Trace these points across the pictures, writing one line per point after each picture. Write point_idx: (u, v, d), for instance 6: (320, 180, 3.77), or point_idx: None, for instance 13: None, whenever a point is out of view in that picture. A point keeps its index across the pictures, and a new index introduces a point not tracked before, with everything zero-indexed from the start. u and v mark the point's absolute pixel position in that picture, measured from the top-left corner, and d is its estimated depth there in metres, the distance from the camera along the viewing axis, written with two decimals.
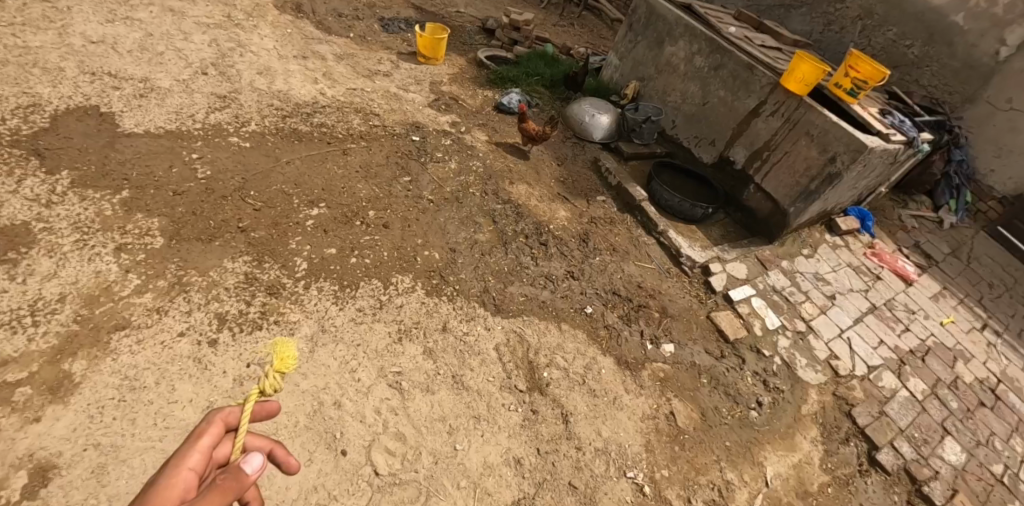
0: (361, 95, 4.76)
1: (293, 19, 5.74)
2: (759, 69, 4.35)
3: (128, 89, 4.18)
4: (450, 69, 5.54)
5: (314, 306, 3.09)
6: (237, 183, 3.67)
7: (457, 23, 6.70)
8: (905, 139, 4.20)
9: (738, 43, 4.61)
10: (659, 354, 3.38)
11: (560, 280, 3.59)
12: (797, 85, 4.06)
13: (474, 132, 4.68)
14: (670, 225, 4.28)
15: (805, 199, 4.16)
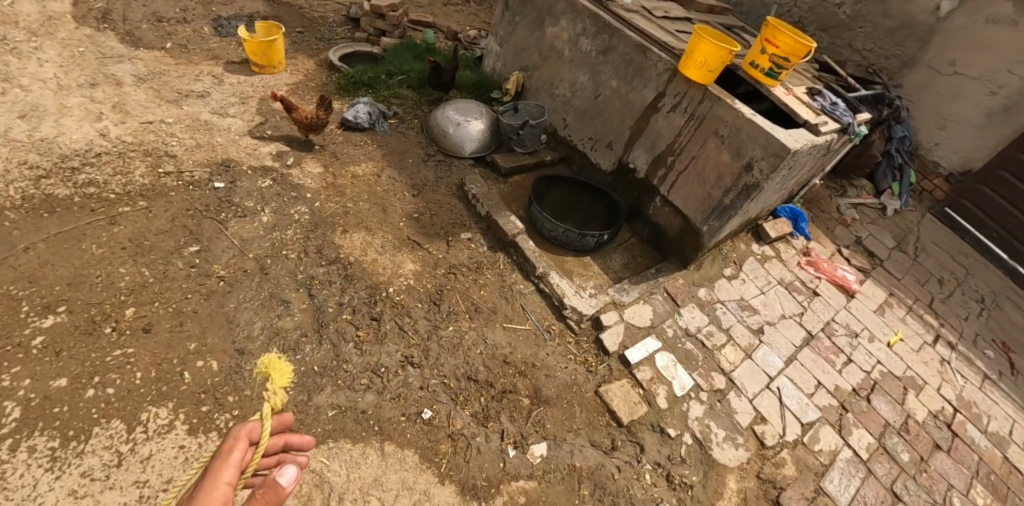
0: (157, 130, 3.72)
1: (90, 29, 4.54)
2: (653, 51, 3.51)
3: None
4: (292, 77, 4.50)
5: (18, 481, 2.16)
6: None
7: (315, 15, 5.58)
8: (839, 125, 3.63)
9: (626, 20, 3.75)
10: (524, 463, 2.54)
11: (392, 372, 2.71)
12: (699, 72, 3.19)
13: (305, 163, 3.68)
14: (554, 263, 3.40)
15: (719, 214, 3.31)
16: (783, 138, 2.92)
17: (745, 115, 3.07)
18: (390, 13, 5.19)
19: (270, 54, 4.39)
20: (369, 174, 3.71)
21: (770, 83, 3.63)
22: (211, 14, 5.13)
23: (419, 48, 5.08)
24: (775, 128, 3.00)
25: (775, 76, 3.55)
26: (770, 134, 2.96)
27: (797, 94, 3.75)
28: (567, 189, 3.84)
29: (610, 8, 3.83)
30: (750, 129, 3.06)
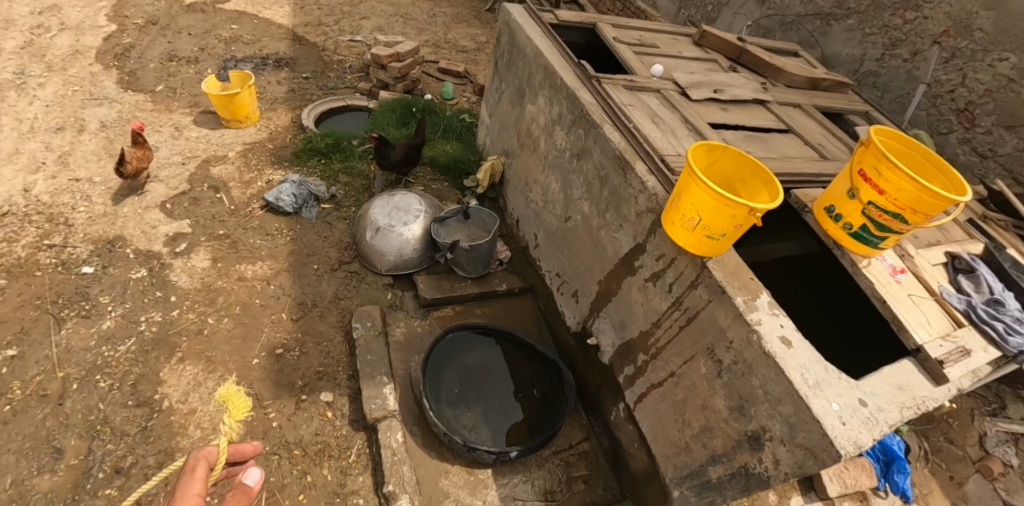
0: (78, 191, 3.35)
1: (98, 62, 4.46)
2: (635, 166, 2.04)
3: None
4: (257, 135, 4.07)
5: None
6: None
7: (333, 63, 5.20)
8: (1007, 351, 1.77)
9: (615, 101, 2.36)
10: None
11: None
12: (690, 234, 1.61)
13: (197, 254, 3.13)
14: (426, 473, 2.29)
15: (698, 492, 1.79)
16: (832, 422, 1.32)
17: (761, 340, 1.49)
18: (391, 63, 4.68)
19: (233, 109, 3.96)
20: (263, 280, 3.06)
21: (865, 251, 1.90)
22: (226, 55, 4.94)
23: (411, 107, 4.43)
24: (822, 387, 1.40)
25: (872, 241, 1.84)
26: (803, 402, 1.37)
27: (915, 275, 1.96)
28: (496, 350, 2.71)
29: (597, 80, 2.47)
30: (764, 368, 1.48)
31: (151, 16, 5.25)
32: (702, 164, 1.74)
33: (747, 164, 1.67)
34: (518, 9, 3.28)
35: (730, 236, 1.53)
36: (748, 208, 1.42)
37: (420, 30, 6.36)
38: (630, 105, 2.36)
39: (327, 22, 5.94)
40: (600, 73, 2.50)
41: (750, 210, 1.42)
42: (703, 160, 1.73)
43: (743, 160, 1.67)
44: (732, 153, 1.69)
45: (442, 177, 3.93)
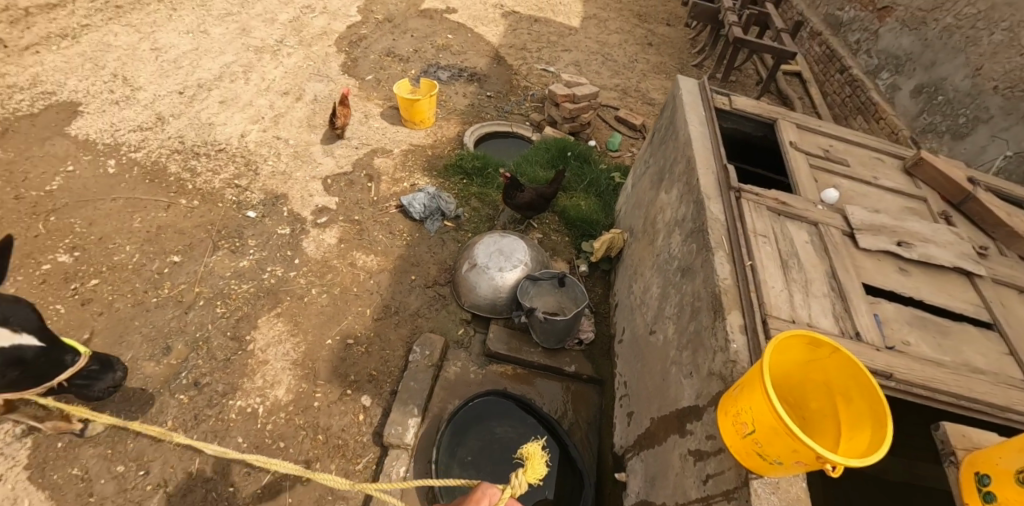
0: (274, 146, 4.11)
1: (335, 46, 5.41)
2: (728, 317, 1.71)
3: (101, 92, 4.27)
4: (423, 139, 4.50)
5: None
6: (50, 203, 3.37)
7: (517, 88, 5.48)
8: None
9: (745, 226, 2.00)
10: None
11: (134, 489, 2.33)
12: (740, 440, 1.29)
13: (330, 229, 3.58)
14: None
15: None
16: None
17: None
18: (564, 103, 4.73)
19: (411, 112, 4.44)
20: (369, 272, 3.38)
21: None
22: (431, 60, 5.58)
23: (566, 150, 4.43)
24: None
25: None
26: None
27: None
28: (530, 431, 2.63)
29: (736, 194, 2.12)
30: None
31: (389, 15, 6.18)
32: (792, 355, 1.36)
33: (853, 380, 1.25)
34: (689, 82, 2.96)
35: (789, 468, 1.19)
36: (817, 453, 1.07)
37: (615, 70, 6.33)
38: (762, 236, 1.97)
39: (529, 48, 6.29)
40: (744, 187, 2.14)
41: (819, 456, 1.08)
42: (794, 351, 1.35)
43: (850, 373, 1.25)
44: (839, 358, 1.27)
45: (565, 229, 3.85)
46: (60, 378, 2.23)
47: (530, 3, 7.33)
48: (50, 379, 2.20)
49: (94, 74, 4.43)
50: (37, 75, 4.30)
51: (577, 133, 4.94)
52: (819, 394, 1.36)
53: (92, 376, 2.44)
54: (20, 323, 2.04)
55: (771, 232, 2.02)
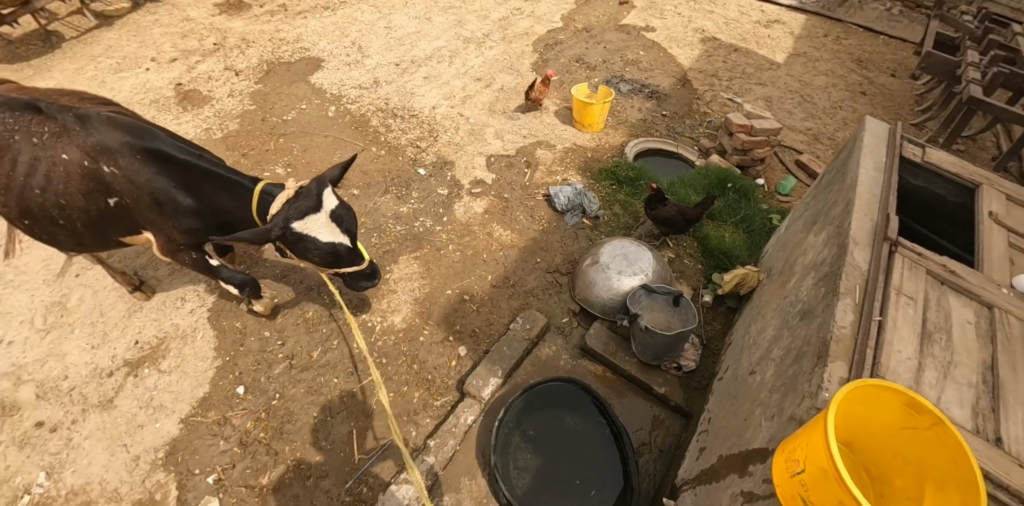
0: (456, 120, 4.73)
1: (533, 46, 6.00)
2: (830, 365, 1.55)
3: (348, 58, 5.44)
4: (585, 140, 4.72)
5: None
6: (291, 131, 4.46)
7: (694, 112, 5.33)
8: None
9: (889, 280, 1.78)
10: (197, 497, 2.62)
11: (269, 352, 3.15)
12: (789, 480, 1.19)
13: (479, 200, 3.99)
14: (460, 457, 2.61)
15: None
16: None
17: None
18: (739, 133, 4.47)
19: (582, 114, 4.69)
20: (501, 245, 3.69)
21: None
22: (616, 72, 5.79)
23: (726, 181, 4.18)
24: None
25: None
26: None
27: None
28: (597, 432, 2.65)
29: (890, 246, 1.89)
30: None
31: (588, 26, 6.58)
32: (886, 415, 1.17)
33: (952, 464, 1.03)
34: (878, 125, 2.63)
35: None
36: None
37: (815, 111, 5.71)
38: (906, 297, 1.74)
39: (720, 75, 6.05)
40: (903, 242, 1.90)
41: None
42: (888, 411, 1.16)
43: (949, 455, 1.03)
44: (940, 434, 1.06)
45: (701, 257, 3.67)
46: (346, 269, 2.74)
47: (736, 29, 7.03)
48: (340, 268, 2.71)
49: (348, 46, 5.69)
50: (313, 42, 5.73)
51: (745, 167, 4.61)
52: (902, 465, 1.17)
53: (361, 277, 2.87)
54: (345, 225, 2.61)
55: (923, 296, 1.76)
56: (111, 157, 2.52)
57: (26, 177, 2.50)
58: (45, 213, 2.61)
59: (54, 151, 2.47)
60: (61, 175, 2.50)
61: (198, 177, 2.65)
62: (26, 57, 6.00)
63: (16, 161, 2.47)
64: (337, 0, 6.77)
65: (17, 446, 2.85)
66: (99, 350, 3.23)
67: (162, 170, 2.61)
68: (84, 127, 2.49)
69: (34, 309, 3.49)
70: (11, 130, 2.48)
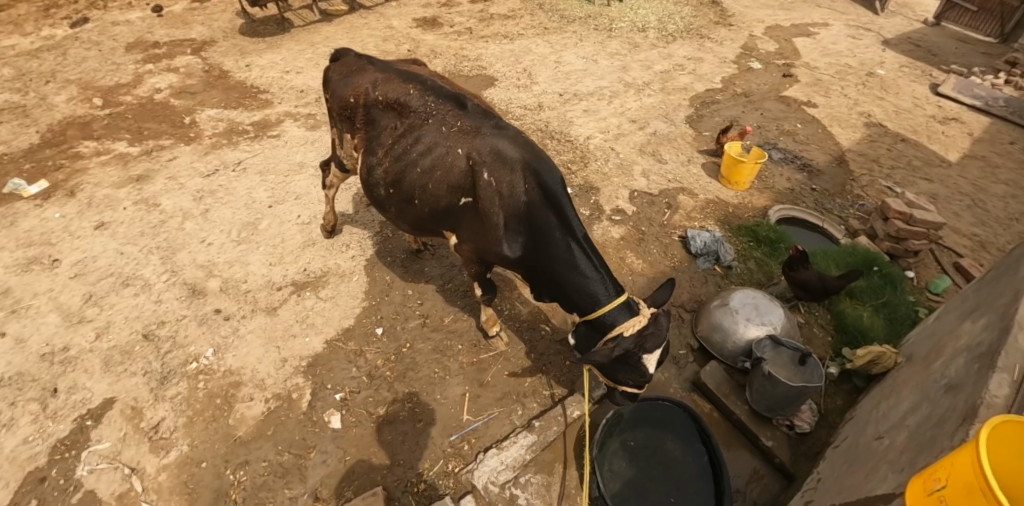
0: (605, 153, 5.08)
1: (689, 101, 6.32)
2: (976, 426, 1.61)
3: (518, 83, 6.14)
4: (727, 194, 4.79)
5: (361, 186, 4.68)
6: None
7: (848, 193, 5.12)
8: None
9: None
10: (327, 405, 3.03)
11: (408, 307, 3.56)
12: (927, 497, 1.38)
13: (615, 225, 4.23)
14: (559, 444, 2.76)
15: None
16: None
17: None
18: (895, 220, 4.23)
19: (730, 171, 4.78)
20: (632, 270, 3.85)
21: None
22: (768, 139, 5.82)
23: (872, 264, 3.98)
24: None
25: None
26: None
27: None
28: (696, 463, 2.69)
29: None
30: None
31: (746, 93, 6.71)
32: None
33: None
34: None
35: None
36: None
37: (993, 221, 5.21)
38: None
39: (883, 162, 5.76)
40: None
41: None
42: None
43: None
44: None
45: (833, 331, 3.52)
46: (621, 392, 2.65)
47: (907, 121, 6.68)
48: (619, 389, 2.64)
49: (521, 73, 6.40)
50: (493, 65, 6.53)
51: (895, 256, 4.33)
52: None
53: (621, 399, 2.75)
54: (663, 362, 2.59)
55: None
56: (497, 168, 2.72)
57: (420, 156, 2.93)
58: (413, 190, 3.02)
59: (452, 143, 2.85)
60: (445, 165, 2.85)
61: (561, 233, 2.69)
62: (266, 35, 7.52)
63: (421, 140, 2.94)
64: (515, 32, 7.61)
65: (205, 323, 3.52)
66: (274, 268, 3.87)
67: (533, 204, 2.71)
68: (492, 134, 2.81)
69: (236, 224, 4.29)
70: (432, 113, 2.96)
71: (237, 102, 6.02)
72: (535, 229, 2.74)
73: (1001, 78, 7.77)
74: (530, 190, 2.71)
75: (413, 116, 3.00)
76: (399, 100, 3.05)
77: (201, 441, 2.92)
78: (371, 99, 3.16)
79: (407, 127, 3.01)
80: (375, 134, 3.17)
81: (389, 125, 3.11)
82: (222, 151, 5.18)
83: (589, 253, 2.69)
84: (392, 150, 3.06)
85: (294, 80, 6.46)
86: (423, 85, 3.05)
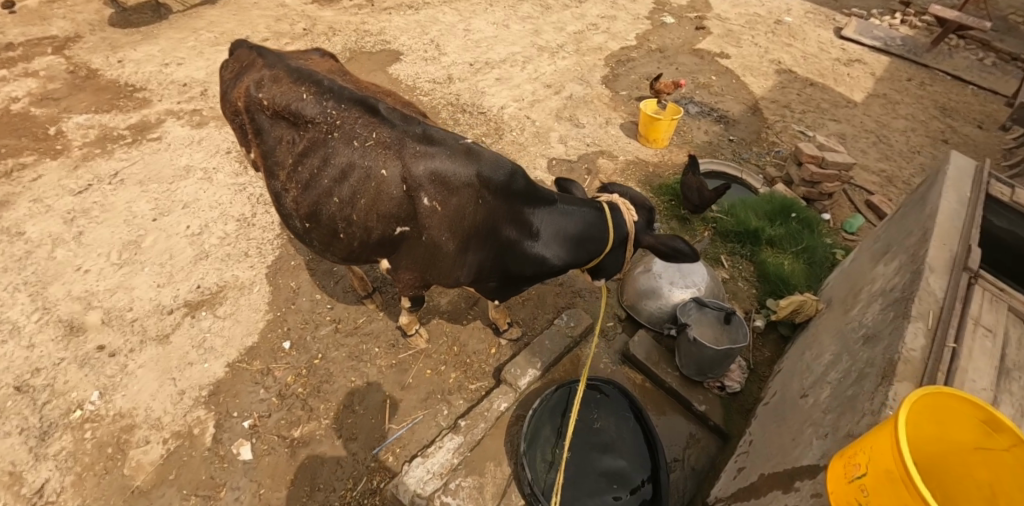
0: (522, 131, 5.01)
1: (605, 60, 6.41)
2: (895, 384, 1.50)
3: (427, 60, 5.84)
4: (646, 157, 4.80)
5: (260, 188, 4.27)
6: None
7: (762, 141, 5.23)
8: None
9: (967, 308, 1.71)
10: (235, 435, 2.74)
11: (318, 314, 3.27)
12: (847, 485, 1.17)
13: None
14: (489, 441, 2.61)
15: None
16: None
17: None
18: (809, 164, 4.27)
19: (647, 129, 4.80)
20: None
21: None
22: (684, 95, 5.82)
23: (791, 211, 3.96)
24: None
25: None
26: None
27: None
28: (628, 436, 2.63)
29: (969, 276, 1.82)
30: None
31: (660, 51, 6.69)
32: (959, 435, 1.10)
33: None
34: (959, 159, 2.52)
35: None
36: None
37: (896, 154, 5.45)
38: (984, 329, 1.66)
39: (794, 107, 5.90)
40: (984, 274, 1.83)
41: None
42: (963, 429, 1.09)
43: None
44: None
45: (756, 282, 3.51)
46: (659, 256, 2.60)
47: (814, 65, 6.88)
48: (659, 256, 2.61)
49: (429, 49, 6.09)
50: None
51: (811, 200, 4.40)
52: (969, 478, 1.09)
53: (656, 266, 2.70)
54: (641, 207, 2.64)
55: (1004, 331, 1.67)
56: (440, 191, 2.17)
57: (334, 184, 2.21)
58: (332, 224, 2.33)
59: (375, 163, 2.15)
60: (370, 191, 2.18)
61: (532, 223, 2.36)
62: (142, 26, 6.85)
63: (332, 162, 2.19)
64: (421, 7, 7.30)
65: (89, 362, 3.10)
66: (164, 289, 3.45)
67: (492, 214, 2.28)
68: (425, 147, 2.16)
69: (117, 245, 3.79)
70: (335, 124, 2.18)
71: (109, 104, 5.37)
72: (501, 238, 2.33)
73: (897, 18, 8.11)
74: (484, 201, 2.24)
75: (312, 129, 2.21)
76: (288, 107, 2.23)
77: (93, 500, 2.55)
78: (252, 101, 2.32)
79: (308, 143, 2.23)
80: (271, 151, 2.36)
81: (284, 138, 2.32)
82: (95, 162, 4.57)
83: (568, 213, 2.41)
84: (298, 173, 2.30)
85: (175, 74, 5.86)
86: (318, 85, 2.23)
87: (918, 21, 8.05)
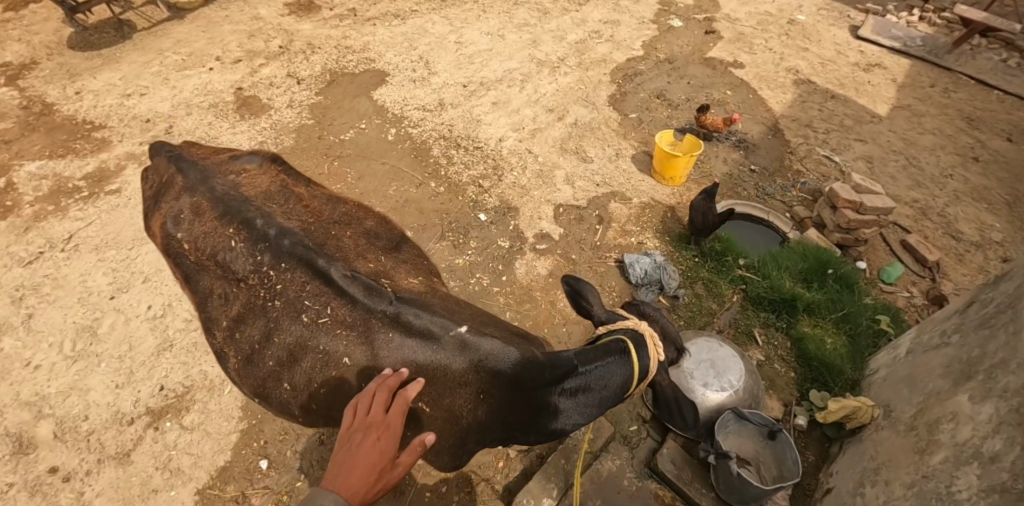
0: (522, 169, 4.55)
1: (610, 75, 5.90)
2: None
3: None
4: (662, 196, 4.36)
5: None
6: (356, 172, 4.47)
7: (787, 170, 4.80)
8: None
9: None
10: None
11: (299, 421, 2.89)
12: None
13: (544, 262, 3.71)
14: None
15: None
16: None
17: None
18: (844, 209, 3.86)
19: (664, 166, 4.36)
20: (564, 318, 3.40)
21: None
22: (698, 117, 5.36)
23: (827, 266, 3.58)
24: None
25: None
26: None
27: None
28: None
29: None
30: None
31: (668, 62, 6.18)
32: None
33: None
34: None
35: None
36: None
37: (927, 179, 5.04)
38: None
39: (816, 125, 5.45)
40: None
41: None
42: None
43: None
44: None
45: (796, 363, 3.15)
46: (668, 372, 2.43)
47: (833, 72, 6.40)
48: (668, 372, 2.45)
49: None
50: None
51: (845, 246, 4.00)
52: None
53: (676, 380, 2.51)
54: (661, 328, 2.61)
55: None
56: (428, 392, 1.90)
57: (280, 364, 1.95)
58: (282, 404, 2.05)
59: (330, 348, 1.87)
60: (325, 380, 1.89)
61: (548, 406, 2.13)
62: (103, 47, 6.27)
63: (275, 339, 1.93)
64: (407, 17, 6.73)
65: (38, 489, 2.71)
66: (123, 391, 3.06)
67: (500, 409, 2.05)
68: (396, 333, 1.88)
69: (70, 332, 3.37)
70: (276, 291, 1.93)
71: (65, 147, 4.86)
72: (512, 426, 2.12)
73: (915, 14, 7.59)
74: (490, 396, 2.01)
75: (249, 292, 1.96)
76: (218, 261, 2.00)
77: None
78: (180, 248, 2.09)
79: (246, 308, 1.98)
80: (205, 305, 2.12)
81: (217, 292, 2.07)
82: (47, 223, 4.11)
83: (594, 372, 2.24)
84: (236, 340, 2.02)
85: (137, 107, 5.34)
86: (253, 239, 1.97)
87: (937, 17, 7.55)
